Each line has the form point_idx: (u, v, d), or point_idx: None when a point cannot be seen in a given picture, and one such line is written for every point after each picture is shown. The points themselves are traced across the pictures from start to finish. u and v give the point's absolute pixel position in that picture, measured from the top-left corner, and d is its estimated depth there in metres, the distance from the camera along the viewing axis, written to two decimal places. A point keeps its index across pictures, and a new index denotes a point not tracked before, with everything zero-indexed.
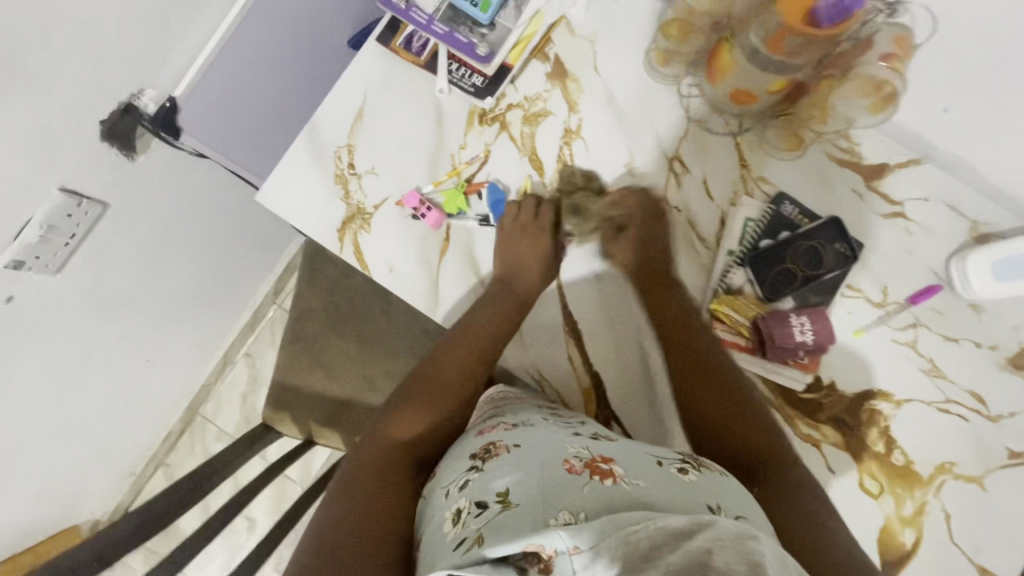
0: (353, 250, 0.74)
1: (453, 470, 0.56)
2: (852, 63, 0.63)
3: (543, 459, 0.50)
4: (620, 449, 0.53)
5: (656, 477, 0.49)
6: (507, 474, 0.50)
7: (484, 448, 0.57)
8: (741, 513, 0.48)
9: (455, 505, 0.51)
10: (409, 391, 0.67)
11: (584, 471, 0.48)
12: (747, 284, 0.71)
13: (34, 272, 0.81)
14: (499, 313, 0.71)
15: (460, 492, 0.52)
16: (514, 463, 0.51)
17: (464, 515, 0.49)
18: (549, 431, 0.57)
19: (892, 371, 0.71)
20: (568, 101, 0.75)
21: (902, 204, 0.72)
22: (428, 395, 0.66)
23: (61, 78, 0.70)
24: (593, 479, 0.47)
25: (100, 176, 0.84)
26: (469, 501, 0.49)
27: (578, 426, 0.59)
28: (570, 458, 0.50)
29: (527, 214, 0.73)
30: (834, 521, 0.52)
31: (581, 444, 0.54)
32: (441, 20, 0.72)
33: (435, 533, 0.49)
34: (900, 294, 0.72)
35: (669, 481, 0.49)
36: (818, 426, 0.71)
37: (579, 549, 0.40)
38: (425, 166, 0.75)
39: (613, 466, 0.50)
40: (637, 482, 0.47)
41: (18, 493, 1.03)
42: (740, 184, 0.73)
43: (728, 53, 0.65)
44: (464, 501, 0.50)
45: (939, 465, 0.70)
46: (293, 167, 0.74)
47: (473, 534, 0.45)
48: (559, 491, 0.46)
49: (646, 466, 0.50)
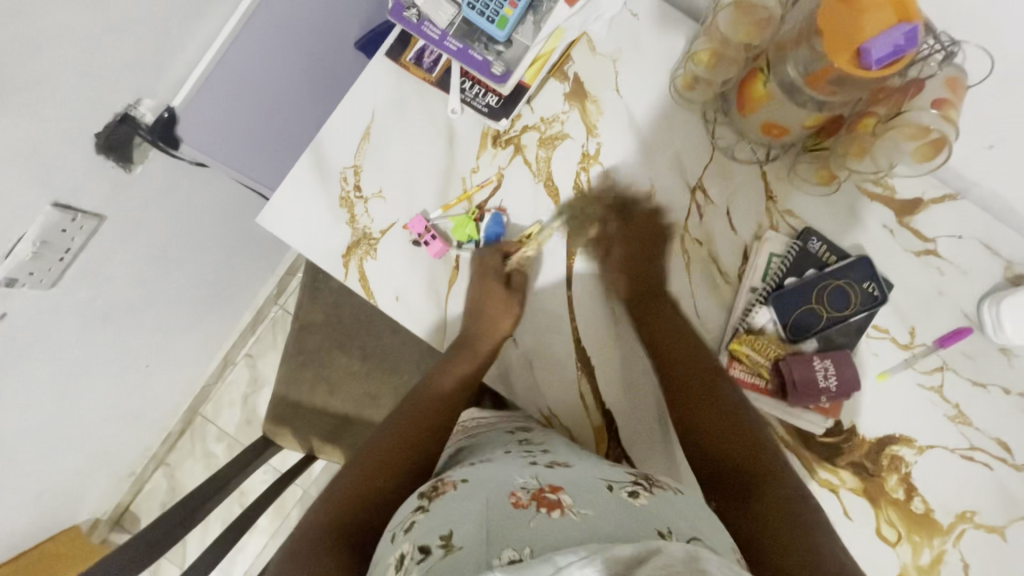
0: (357, 277, 0.71)
1: (402, 512, 0.55)
2: (898, 108, 0.55)
3: (490, 496, 0.50)
4: (570, 479, 0.53)
5: (605, 505, 0.48)
6: (453, 513, 0.49)
7: (432, 485, 0.56)
8: (694, 534, 0.47)
9: (399, 550, 0.48)
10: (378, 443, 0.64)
11: (531, 504, 0.48)
12: (770, 324, 0.67)
13: (28, 288, 0.78)
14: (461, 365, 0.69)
15: (404, 535, 0.50)
16: (460, 502, 0.50)
17: (407, 561, 0.46)
18: (502, 467, 0.56)
19: (916, 416, 0.69)
20: (587, 123, 0.72)
21: (934, 242, 0.69)
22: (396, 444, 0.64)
23: (54, 91, 0.66)
24: (539, 512, 0.46)
25: (95, 189, 0.80)
26: (413, 545, 0.47)
27: (536, 455, 0.59)
28: (517, 490, 0.50)
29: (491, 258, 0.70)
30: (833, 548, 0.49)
31: (529, 476, 0.54)
32: (455, 35, 0.67)
33: None
34: (928, 335, 0.69)
35: (618, 506, 0.48)
36: (836, 471, 0.68)
37: None
38: (434, 188, 0.72)
39: (562, 495, 0.49)
40: (585, 512, 0.46)
41: (17, 502, 1.02)
42: (764, 216, 0.70)
43: (762, 86, 0.61)
44: (407, 546, 0.47)
45: (959, 514, 0.67)
46: (296, 187, 0.71)
47: None
48: (502, 527, 0.45)
49: (595, 492, 0.50)
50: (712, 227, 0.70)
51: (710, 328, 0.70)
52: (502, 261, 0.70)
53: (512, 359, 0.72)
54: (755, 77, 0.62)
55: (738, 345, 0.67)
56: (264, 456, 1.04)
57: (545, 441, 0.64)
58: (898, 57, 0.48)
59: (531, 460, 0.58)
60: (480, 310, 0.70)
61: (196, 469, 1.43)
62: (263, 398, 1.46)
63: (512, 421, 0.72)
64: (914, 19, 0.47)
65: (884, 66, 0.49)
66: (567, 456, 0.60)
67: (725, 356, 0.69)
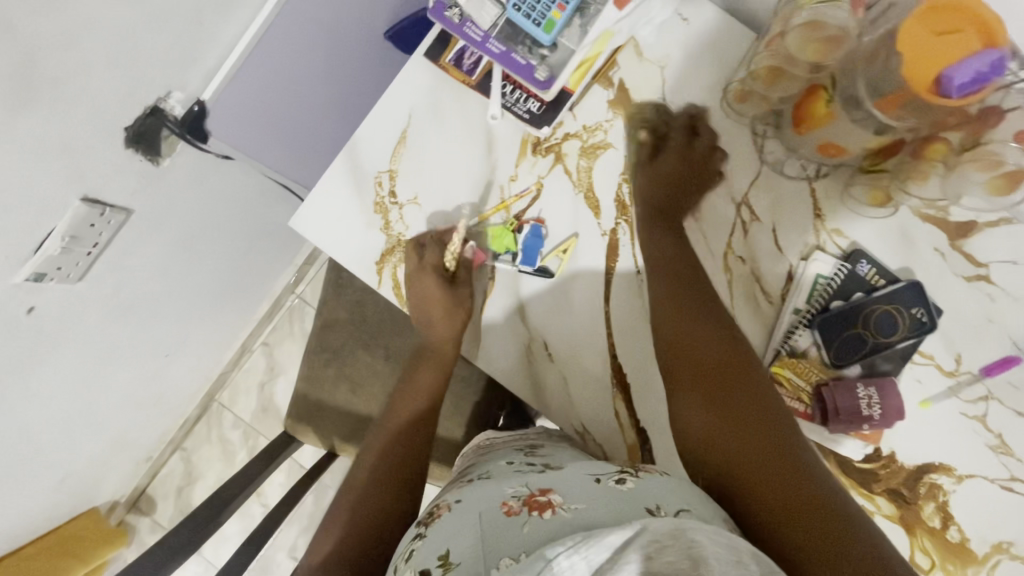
0: (391, 285, 0.70)
1: (403, 541, 0.53)
2: (976, 137, 0.54)
3: (482, 510, 0.48)
4: (559, 478, 0.51)
5: (595, 496, 0.47)
6: (449, 533, 0.47)
7: (428, 512, 0.54)
8: (684, 508, 0.46)
9: None
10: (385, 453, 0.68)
11: (522, 510, 0.46)
12: (813, 348, 0.66)
13: (56, 282, 0.77)
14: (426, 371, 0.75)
15: (406, 564, 0.48)
16: (454, 522, 0.48)
17: None
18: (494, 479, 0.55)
19: (957, 446, 0.67)
20: (630, 132, 0.70)
21: (987, 267, 0.66)
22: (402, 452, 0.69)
23: (85, 87, 0.65)
24: (531, 516, 0.45)
25: (123, 182, 0.78)
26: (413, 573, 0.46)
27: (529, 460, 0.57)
28: (507, 500, 0.48)
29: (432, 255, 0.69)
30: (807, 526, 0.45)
31: (519, 483, 0.52)
32: (498, 37, 0.64)
33: None
34: (974, 363, 0.67)
35: (605, 495, 0.47)
36: (871, 497, 0.67)
37: None
38: (472, 196, 0.70)
39: (553, 496, 0.47)
40: (576, 507, 0.45)
41: (42, 488, 1.02)
42: (811, 235, 0.68)
43: (824, 106, 0.58)
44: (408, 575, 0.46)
45: (995, 544, 0.66)
46: (327, 189, 0.69)
47: None
48: (497, 538, 0.44)
49: (583, 486, 0.48)
50: (757, 245, 0.69)
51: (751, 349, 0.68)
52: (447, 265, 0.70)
53: (547, 375, 0.69)
54: (816, 96, 0.59)
55: (780, 368, 0.66)
56: (286, 450, 1.05)
57: (552, 453, 0.62)
58: (980, 84, 0.46)
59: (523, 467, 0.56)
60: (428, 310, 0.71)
61: (211, 454, 1.44)
62: (279, 386, 1.45)
63: (524, 439, 0.68)
64: (999, 45, 0.45)
65: (965, 94, 0.46)
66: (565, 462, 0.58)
67: None
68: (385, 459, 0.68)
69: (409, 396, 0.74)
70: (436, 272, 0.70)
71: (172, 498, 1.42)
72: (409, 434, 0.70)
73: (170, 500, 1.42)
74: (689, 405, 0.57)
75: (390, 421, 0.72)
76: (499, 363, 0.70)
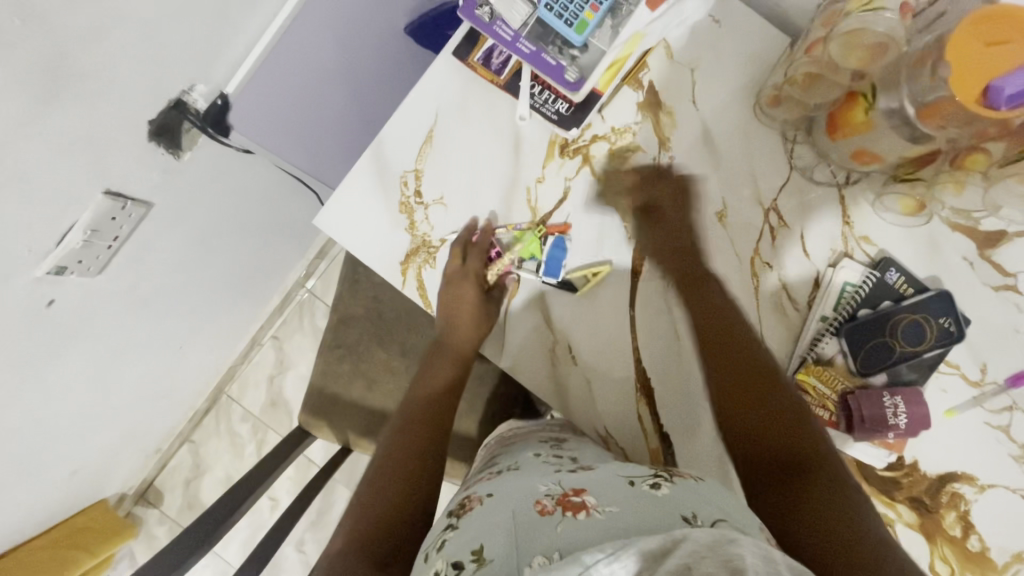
0: (415, 285, 0.70)
1: (433, 532, 0.54)
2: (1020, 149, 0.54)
3: (514, 507, 0.48)
4: (593, 479, 0.51)
5: (629, 499, 0.47)
6: (481, 528, 0.47)
7: (460, 504, 0.55)
8: (720, 518, 0.45)
9: (433, 570, 0.47)
10: (400, 444, 0.68)
11: (555, 509, 0.46)
12: (839, 355, 0.66)
13: (76, 275, 0.76)
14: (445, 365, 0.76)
15: (437, 554, 0.49)
16: (487, 517, 0.49)
17: None
18: (527, 476, 0.55)
19: (980, 455, 0.67)
20: (659, 136, 0.69)
21: (1015, 277, 0.66)
22: (418, 443, 0.68)
23: (111, 80, 0.64)
24: (565, 515, 0.45)
25: (144, 176, 0.78)
26: (446, 564, 0.46)
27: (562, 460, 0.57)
28: (541, 498, 0.48)
29: (461, 262, 0.69)
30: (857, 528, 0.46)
31: (552, 482, 0.52)
32: (528, 37, 0.63)
33: None
34: (999, 373, 0.67)
35: (639, 500, 0.46)
36: (893, 505, 0.67)
37: None
38: (498, 198, 0.69)
39: (586, 497, 0.48)
40: (610, 510, 0.45)
41: (57, 480, 1.03)
42: (839, 241, 0.68)
43: (862, 113, 0.58)
44: (440, 565, 0.47)
45: (1015, 554, 0.66)
46: (353, 189, 0.68)
47: None
48: (529, 535, 0.44)
49: (617, 489, 0.48)
50: (783, 251, 0.68)
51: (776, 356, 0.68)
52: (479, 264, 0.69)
53: (571, 378, 0.69)
54: (855, 103, 0.58)
55: (806, 375, 0.66)
56: (299, 445, 1.05)
57: (578, 449, 0.62)
58: None
59: (556, 465, 0.56)
60: (450, 308, 0.70)
61: (220, 447, 1.44)
62: (289, 380, 1.45)
63: (547, 431, 0.68)
64: None
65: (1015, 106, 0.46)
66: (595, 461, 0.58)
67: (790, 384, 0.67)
68: (399, 448, 0.67)
69: (429, 387, 0.74)
70: (476, 283, 0.70)
71: (180, 490, 1.42)
72: (429, 423, 0.70)
73: (179, 492, 1.42)
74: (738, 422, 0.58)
75: (413, 410, 0.72)
76: (523, 366, 0.70)
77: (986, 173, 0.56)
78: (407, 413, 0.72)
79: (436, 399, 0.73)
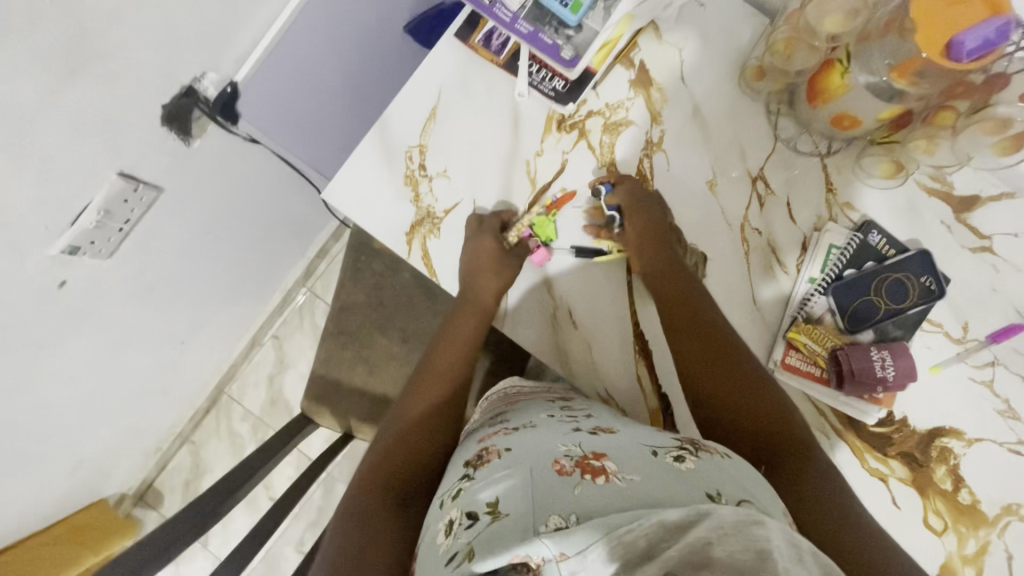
0: (420, 254, 0.73)
1: (449, 480, 0.55)
2: (986, 99, 0.61)
3: (532, 463, 0.47)
4: (614, 444, 0.49)
5: (654, 469, 0.45)
6: (498, 481, 0.47)
7: (478, 454, 0.55)
8: (745, 498, 0.44)
9: (448, 516, 0.48)
10: (417, 398, 0.68)
11: (574, 471, 0.45)
12: (828, 314, 0.69)
13: (88, 256, 0.78)
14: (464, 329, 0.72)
15: (453, 501, 0.50)
16: (503, 471, 0.48)
17: (455, 526, 0.46)
18: (547, 433, 0.53)
19: (966, 410, 0.69)
20: (651, 110, 0.73)
21: (990, 239, 0.70)
22: (432, 402, 0.68)
23: (129, 61, 0.68)
24: (584, 478, 0.43)
25: (155, 162, 0.81)
26: (460, 512, 0.47)
27: (579, 422, 0.56)
28: (560, 458, 0.47)
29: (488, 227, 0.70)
30: (852, 498, 0.52)
31: (572, 443, 0.50)
32: (526, 18, 0.66)
33: (428, 547, 0.47)
34: (980, 331, 0.70)
35: (663, 471, 0.45)
36: (885, 460, 0.69)
37: (564, 556, 0.37)
38: (499, 171, 0.73)
39: (606, 462, 0.46)
40: (632, 477, 0.43)
41: (58, 472, 1.02)
42: (824, 208, 0.72)
43: (839, 77, 0.64)
44: (456, 512, 0.47)
45: (1005, 506, 0.68)
46: (360, 163, 0.72)
47: (463, 548, 0.43)
48: (548, 493, 0.43)
49: (639, 457, 0.46)
50: (771, 217, 0.72)
51: (766, 316, 0.71)
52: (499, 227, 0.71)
53: (572, 340, 0.71)
54: (831, 69, 0.64)
55: (796, 333, 0.69)
56: (299, 432, 1.06)
57: (588, 408, 0.62)
58: (988, 50, 0.51)
59: (575, 426, 0.55)
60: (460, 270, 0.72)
61: (220, 447, 1.43)
62: (289, 380, 1.45)
63: (553, 393, 0.71)
64: (1006, 13, 0.50)
65: (973, 58, 0.52)
66: (613, 422, 0.56)
67: (783, 342, 0.70)
68: (411, 406, 0.67)
69: (452, 348, 0.72)
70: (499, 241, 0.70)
71: (179, 491, 1.41)
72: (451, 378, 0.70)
73: (178, 493, 1.41)
74: (717, 390, 0.62)
75: (434, 367, 0.71)
76: (525, 331, 0.73)
77: (955, 126, 0.64)
78: (429, 362, 0.71)
79: (448, 355, 0.71)
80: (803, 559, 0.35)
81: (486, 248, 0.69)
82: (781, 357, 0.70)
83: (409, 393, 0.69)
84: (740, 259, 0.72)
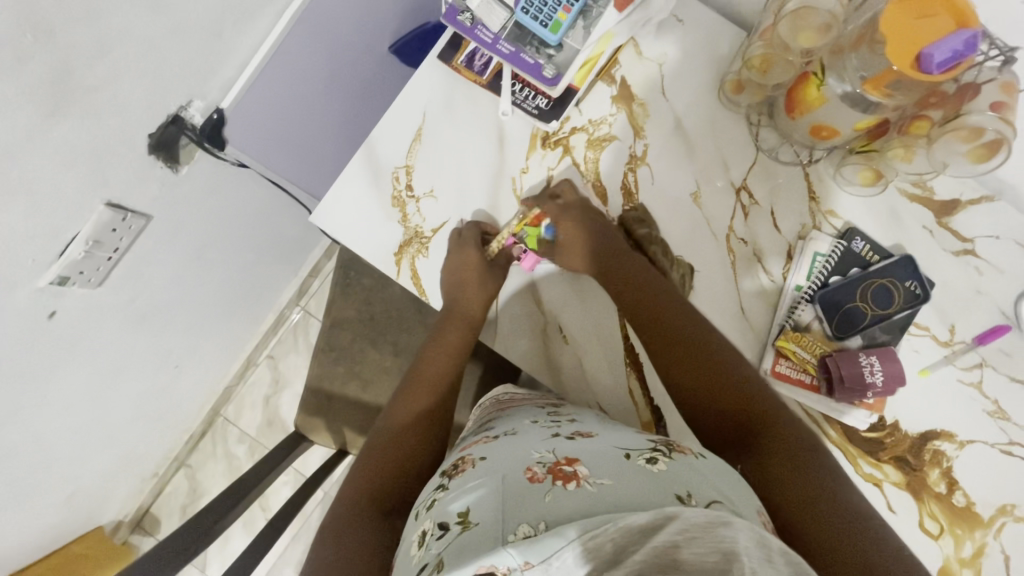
0: (409, 274, 0.73)
1: (426, 490, 0.55)
2: (956, 109, 0.60)
3: (505, 473, 0.47)
4: (588, 449, 0.49)
5: (625, 473, 0.45)
6: (469, 491, 0.47)
7: (454, 464, 0.55)
8: (716, 499, 0.44)
9: (422, 527, 0.48)
10: (405, 407, 0.68)
11: (546, 478, 0.44)
12: (815, 321, 0.70)
13: (77, 287, 0.78)
14: (450, 339, 0.72)
15: (427, 512, 0.50)
16: (477, 480, 0.48)
17: (428, 537, 0.46)
18: (523, 440, 0.53)
19: (956, 412, 0.70)
20: (634, 125, 0.74)
21: (972, 242, 0.71)
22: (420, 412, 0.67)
23: (115, 94, 0.68)
24: (554, 485, 0.43)
25: (143, 189, 0.81)
26: (433, 523, 0.46)
27: (558, 427, 0.56)
28: (532, 466, 0.47)
29: (468, 239, 0.72)
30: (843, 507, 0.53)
31: (546, 449, 0.50)
32: (507, 39, 0.67)
33: (402, 560, 0.47)
34: (967, 333, 0.70)
35: (635, 474, 0.44)
36: (879, 465, 0.69)
37: (530, 565, 0.36)
38: (484, 188, 0.73)
39: (578, 467, 0.46)
40: (601, 482, 0.43)
41: (53, 504, 1.01)
42: (808, 216, 0.73)
43: (815, 89, 0.65)
44: (429, 523, 0.47)
45: (999, 507, 0.68)
46: (347, 186, 0.72)
47: (434, 559, 0.42)
48: (517, 503, 0.43)
49: (611, 461, 0.46)
50: (755, 225, 0.73)
51: (756, 325, 0.72)
52: (479, 237, 0.72)
53: (561, 352, 0.72)
54: (807, 81, 0.66)
55: (785, 341, 0.69)
56: (295, 452, 1.05)
57: (575, 413, 0.62)
58: (957, 61, 0.52)
59: (552, 432, 0.54)
60: (444, 285, 0.72)
61: (217, 469, 1.42)
62: (285, 399, 1.45)
63: (544, 398, 0.71)
64: (972, 26, 0.51)
65: (944, 70, 0.53)
66: (592, 426, 0.56)
67: (772, 351, 0.70)
68: (400, 416, 0.67)
69: (440, 356, 0.71)
70: (478, 249, 0.71)
71: (177, 516, 1.40)
72: (439, 387, 0.70)
73: (176, 518, 1.40)
74: (699, 390, 0.62)
75: (421, 376, 0.70)
76: (514, 342, 0.73)
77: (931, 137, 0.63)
78: (417, 370, 0.71)
79: (438, 364, 0.71)
80: (770, 557, 0.35)
81: (469, 261, 0.70)
82: (771, 364, 0.70)
83: (395, 399, 0.69)
84: (725, 266, 0.72)
